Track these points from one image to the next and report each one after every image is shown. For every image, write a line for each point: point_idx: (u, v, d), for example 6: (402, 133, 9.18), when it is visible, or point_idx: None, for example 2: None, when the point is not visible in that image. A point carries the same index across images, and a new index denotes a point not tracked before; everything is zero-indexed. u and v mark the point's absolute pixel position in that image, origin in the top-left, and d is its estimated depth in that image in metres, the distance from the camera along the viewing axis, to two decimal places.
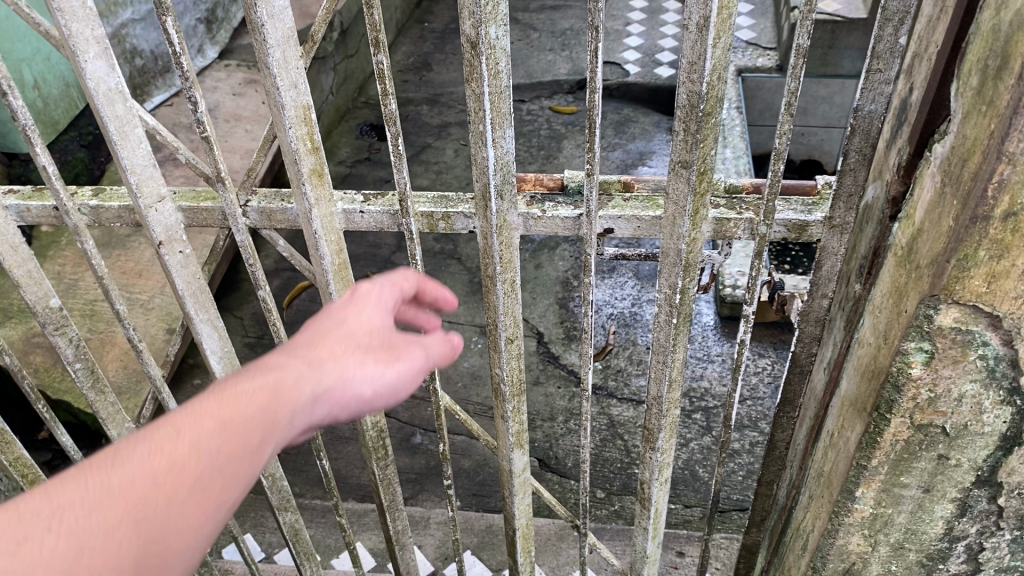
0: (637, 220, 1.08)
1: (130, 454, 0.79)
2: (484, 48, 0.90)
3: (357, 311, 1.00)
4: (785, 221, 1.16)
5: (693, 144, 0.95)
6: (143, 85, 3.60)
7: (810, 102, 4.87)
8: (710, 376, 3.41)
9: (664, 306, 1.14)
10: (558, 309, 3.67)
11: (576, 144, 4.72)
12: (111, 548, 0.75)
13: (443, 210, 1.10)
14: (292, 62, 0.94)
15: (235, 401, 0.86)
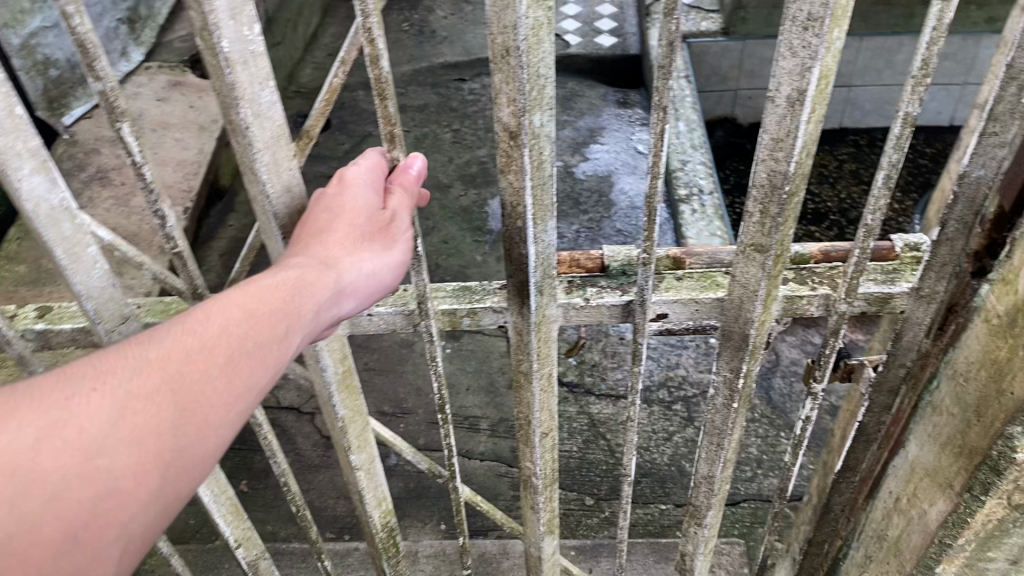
0: (692, 301, 1.29)
1: (167, 337, 1.02)
2: (524, 136, 1.07)
3: (352, 194, 1.18)
4: (870, 293, 1.23)
5: (774, 227, 1.13)
6: (61, 96, 3.30)
7: (756, 63, 4.77)
8: (686, 363, 3.30)
9: (724, 391, 1.36)
10: None
11: None
12: (153, 410, 0.97)
13: (469, 306, 1.34)
14: (283, 167, 1.25)
15: (258, 295, 1.08)
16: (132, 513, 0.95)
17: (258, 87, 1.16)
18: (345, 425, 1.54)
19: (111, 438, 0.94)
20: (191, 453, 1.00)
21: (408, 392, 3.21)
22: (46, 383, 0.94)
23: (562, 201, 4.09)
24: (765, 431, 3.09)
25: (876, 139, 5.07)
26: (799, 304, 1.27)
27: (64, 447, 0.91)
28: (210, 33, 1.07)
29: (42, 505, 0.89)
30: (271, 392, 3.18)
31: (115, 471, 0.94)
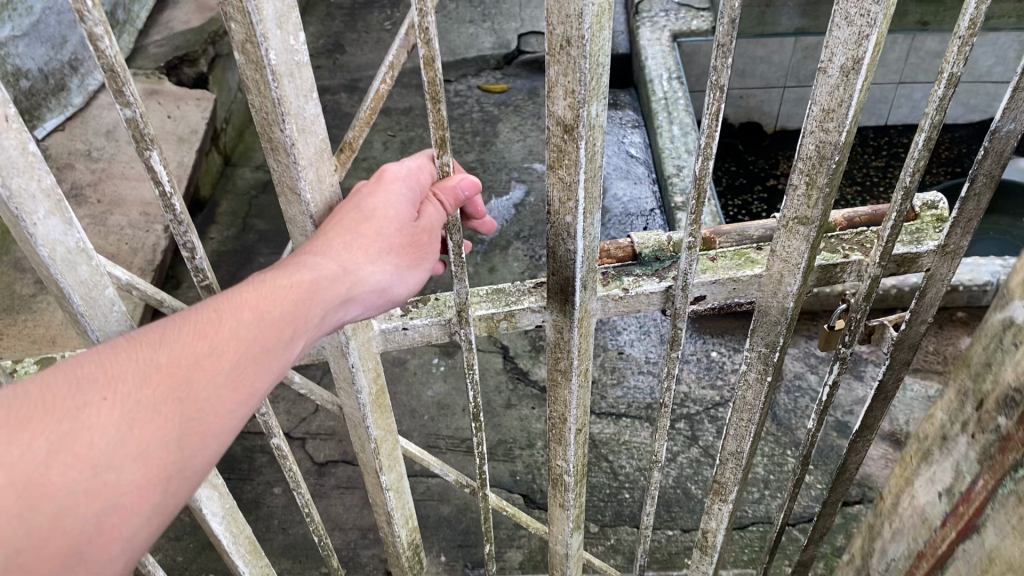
0: (732, 280, 1.37)
1: (176, 339, 0.97)
2: (581, 129, 1.11)
3: (386, 199, 1.16)
4: (898, 253, 1.39)
5: (819, 198, 1.22)
6: (33, 108, 3.11)
7: (747, 63, 4.68)
8: (688, 379, 3.22)
9: (756, 364, 1.50)
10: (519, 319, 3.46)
11: (512, 127, 4.42)
12: (161, 421, 0.93)
13: (507, 309, 1.43)
14: (324, 180, 1.20)
15: (269, 297, 1.05)
16: (134, 527, 0.92)
17: (302, 99, 1.11)
18: (378, 447, 1.63)
19: (120, 451, 0.89)
20: (192, 465, 0.97)
21: (403, 414, 3.10)
22: (52, 387, 0.89)
23: None
24: (771, 449, 3.01)
25: (867, 138, 4.98)
26: (834, 270, 1.40)
27: (73, 460, 0.86)
28: (257, 45, 1.02)
29: (48, 523, 0.84)
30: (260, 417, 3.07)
31: (122, 485, 0.90)
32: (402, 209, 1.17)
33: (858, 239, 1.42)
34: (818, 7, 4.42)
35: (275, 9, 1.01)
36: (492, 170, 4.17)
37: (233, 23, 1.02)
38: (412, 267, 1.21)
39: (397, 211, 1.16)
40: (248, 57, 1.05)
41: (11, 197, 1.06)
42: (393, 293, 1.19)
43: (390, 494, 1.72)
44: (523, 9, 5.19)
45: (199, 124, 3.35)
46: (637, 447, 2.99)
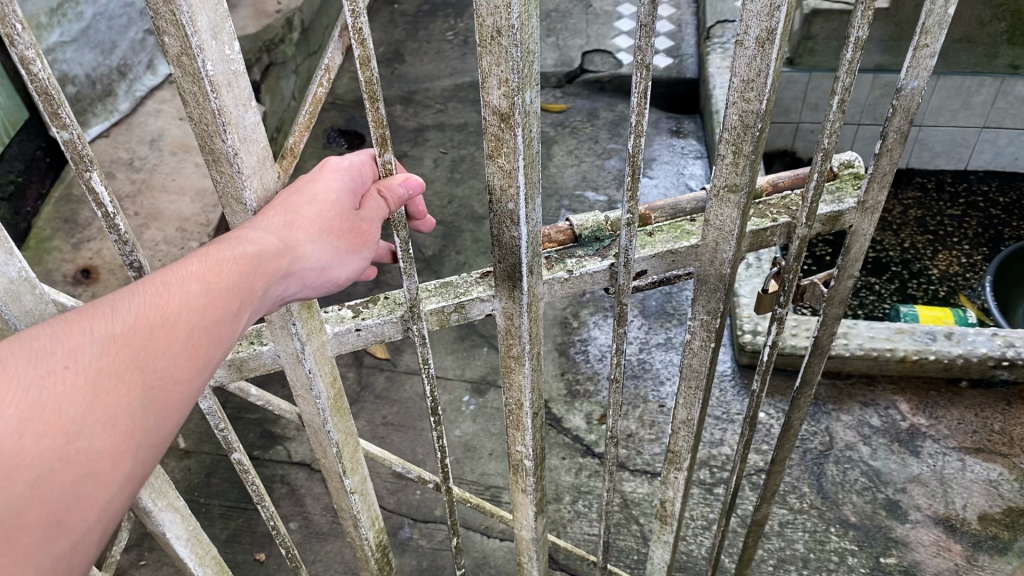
0: (670, 252, 1.43)
1: (127, 311, 1.00)
2: (517, 115, 1.15)
3: (325, 183, 1.15)
4: (824, 213, 1.48)
5: (744, 167, 1.26)
6: (79, 114, 3.08)
7: (821, 97, 4.45)
8: (730, 441, 3.07)
9: (701, 333, 1.54)
10: (558, 360, 3.34)
11: (567, 151, 4.31)
12: (122, 389, 0.97)
13: (458, 301, 1.47)
14: (267, 182, 1.18)
15: (216, 267, 1.06)
16: (108, 494, 0.96)
17: (241, 107, 1.08)
18: (342, 450, 1.65)
19: (85, 418, 0.94)
20: (157, 433, 1.01)
21: (427, 453, 2.99)
22: (6, 364, 0.92)
23: None
24: (811, 525, 2.84)
25: (944, 183, 4.71)
26: (764, 234, 1.49)
27: (41, 431, 0.90)
28: (193, 57, 1.00)
29: (25, 494, 0.88)
30: (280, 445, 3.00)
31: (92, 453, 0.94)
32: (344, 189, 1.17)
33: (785, 204, 1.51)
34: (901, 44, 4.17)
35: (210, 20, 0.99)
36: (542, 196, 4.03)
37: (166, 37, 1.00)
38: (351, 253, 1.20)
39: (338, 190, 1.16)
40: (183, 69, 1.02)
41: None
42: (339, 274, 1.20)
43: (356, 497, 1.73)
44: (589, 26, 5.08)
45: None
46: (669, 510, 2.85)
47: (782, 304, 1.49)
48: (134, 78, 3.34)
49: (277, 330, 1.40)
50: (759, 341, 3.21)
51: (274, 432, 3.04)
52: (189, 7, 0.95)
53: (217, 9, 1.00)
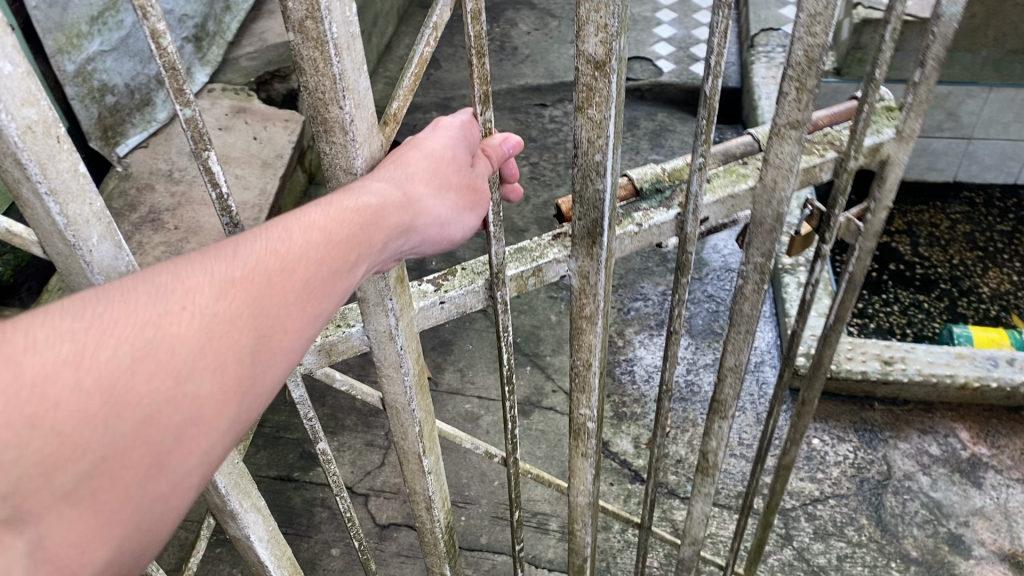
0: (730, 195, 1.42)
1: (249, 251, 0.93)
2: (615, 61, 1.08)
3: (443, 140, 1.13)
4: (866, 145, 1.40)
5: (806, 103, 1.13)
6: (118, 124, 3.03)
7: None
8: None
9: (754, 278, 1.38)
10: (603, 380, 3.24)
11: None
12: (237, 332, 0.90)
13: (537, 266, 1.40)
14: (373, 144, 1.13)
15: (338, 215, 1.00)
16: (211, 441, 0.89)
17: (357, 72, 1.05)
18: (422, 431, 1.57)
19: (200, 361, 0.86)
20: (263, 384, 0.94)
21: (472, 477, 2.90)
22: (124, 293, 0.85)
23: (649, 256, 3.73)
24: (872, 559, 2.73)
25: (993, 198, 4.59)
26: (813, 171, 1.45)
27: (154, 371, 0.83)
28: (320, 19, 0.97)
29: (133, 432, 0.82)
30: (321, 466, 2.92)
31: (201, 397, 0.87)
32: (460, 150, 1.14)
33: (828, 142, 1.48)
34: (953, 55, 4.05)
35: None
36: None
37: (288, 1, 0.96)
38: (468, 210, 1.17)
39: (455, 151, 1.14)
40: (305, 35, 0.99)
41: (66, 223, 1.01)
42: (448, 234, 1.15)
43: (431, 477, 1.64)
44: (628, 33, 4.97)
45: (284, 148, 3.21)
46: (722, 541, 2.77)
47: (829, 240, 1.42)
48: (173, 88, 3.27)
49: (372, 309, 1.32)
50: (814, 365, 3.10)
51: (314, 452, 2.96)
52: None
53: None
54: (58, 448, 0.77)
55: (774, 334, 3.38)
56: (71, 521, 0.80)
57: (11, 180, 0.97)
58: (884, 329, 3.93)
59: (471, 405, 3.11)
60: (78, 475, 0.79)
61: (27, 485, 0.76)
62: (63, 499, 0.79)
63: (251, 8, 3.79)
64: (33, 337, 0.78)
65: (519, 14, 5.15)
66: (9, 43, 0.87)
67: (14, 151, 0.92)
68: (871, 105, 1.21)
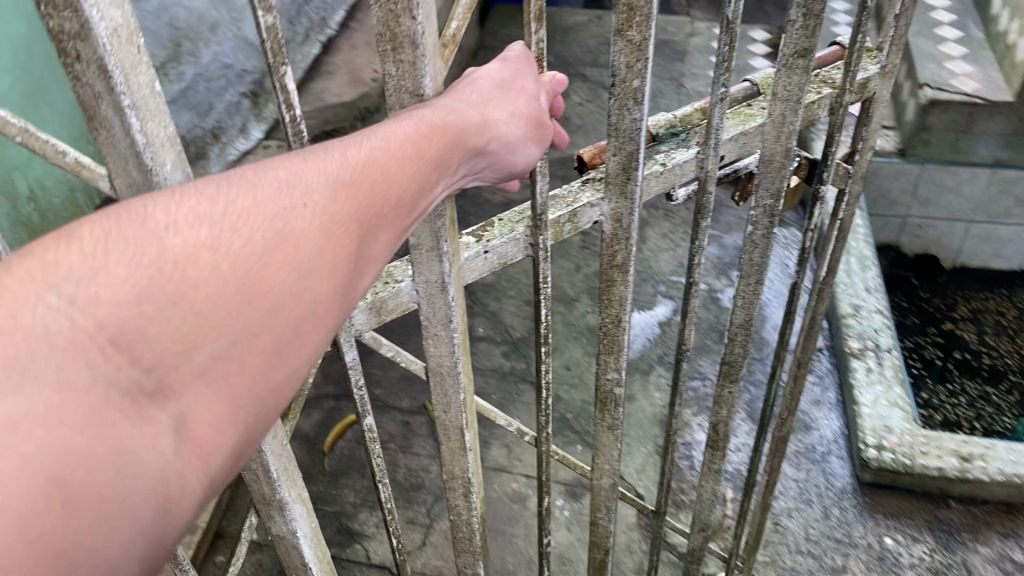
0: (742, 133, 1.54)
1: (352, 158, 0.96)
2: None
3: (518, 74, 1.16)
4: (860, 80, 1.61)
5: (813, 24, 1.27)
6: None
7: (933, 191, 4.18)
8: (855, 568, 2.75)
9: (762, 222, 1.55)
10: (660, 464, 3.05)
11: (661, 233, 3.99)
12: (342, 234, 0.94)
13: (572, 211, 1.40)
14: (438, 65, 1.14)
15: (429, 137, 1.03)
16: (319, 334, 0.93)
17: None
18: (464, 400, 1.49)
19: (316, 255, 0.90)
20: (357, 286, 0.98)
21: (518, 564, 2.72)
22: (246, 187, 0.87)
23: (706, 333, 3.55)
24: None
25: None
26: (812, 108, 1.61)
27: (279, 262, 0.87)
28: None
29: (258, 317, 0.86)
30: (359, 543, 2.74)
31: (318, 291, 0.91)
32: (529, 87, 1.17)
33: (822, 80, 1.65)
34: None
35: None
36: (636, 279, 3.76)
37: None
38: (535, 140, 1.19)
39: (526, 86, 1.16)
40: None
41: (146, 144, 1.02)
42: (516, 160, 1.17)
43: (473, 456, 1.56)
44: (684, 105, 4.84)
45: None
46: None
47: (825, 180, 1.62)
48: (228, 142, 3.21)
49: (424, 256, 1.30)
50: (886, 458, 2.90)
51: (352, 527, 2.78)
52: None
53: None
54: (195, 325, 0.81)
55: (842, 423, 3.18)
56: (208, 396, 0.83)
57: (90, 95, 0.97)
58: (950, 421, 3.72)
59: (518, 484, 2.93)
60: (214, 351, 0.82)
61: (170, 357, 0.79)
62: (201, 374, 0.82)
63: (310, 66, 3.73)
64: (172, 217, 0.82)
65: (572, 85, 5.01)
66: None
67: (101, 53, 0.93)
68: (861, 44, 1.39)
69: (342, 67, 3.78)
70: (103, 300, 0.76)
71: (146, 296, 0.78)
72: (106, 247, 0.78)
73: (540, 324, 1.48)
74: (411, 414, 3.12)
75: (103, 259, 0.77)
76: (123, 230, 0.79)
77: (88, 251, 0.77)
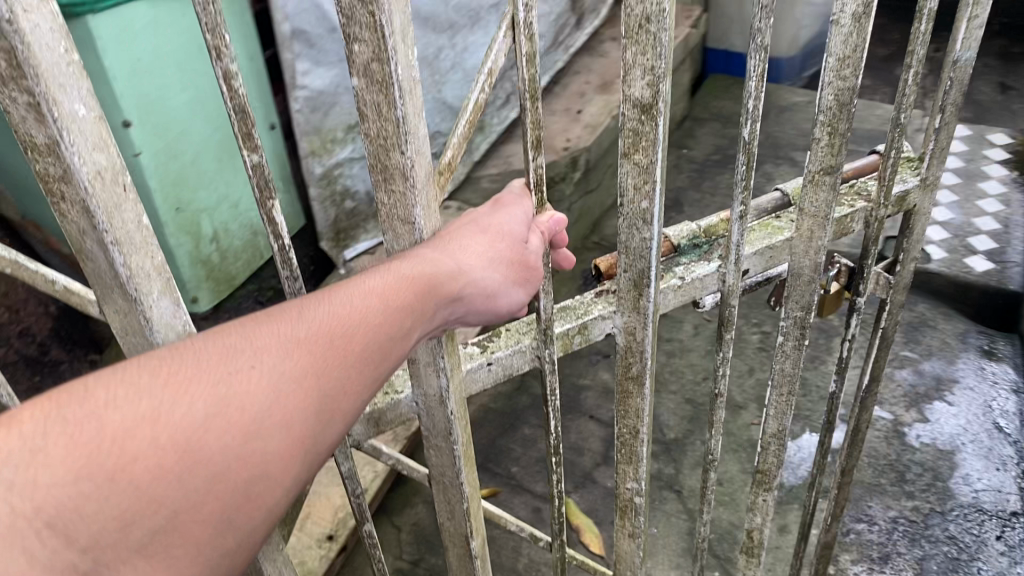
0: (769, 247, 1.49)
1: (307, 319, 0.98)
2: (662, 103, 1.17)
3: (502, 217, 1.19)
4: (898, 193, 1.56)
5: (836, 144, 1.33)
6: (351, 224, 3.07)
7: None
8: None
9: (793, 333, 1.57)
10: None
11: (850, 346, 3.68)
12: (297, 394, 0.94)
13: (579, 323, 1.40)
14: (430, 201, 1.15)
15: (395, 287, 1.06)
16: (274, 496, 0.93)
17: (419, 119, 1.08)
18: (469, 508, 1.45)
19: (267, 415, 0.91)
20: (320, 443, 0.98)
21: None
22: (189, 354, 0.90)
23: (883, 470, 3.18)
24: None
25: None
26: (846, 222, 1.53)
27: (225, 428, 0.88)
28: (387, 60, 1.00)
29: (202, 488, 0.86)
30: None
31: (267, 453, 0.91)
32: (512, 228, 1.19)
33: (855, 192, 1.57)
34: None
35: (402, 23, 1.00)
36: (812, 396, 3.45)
37: (357, 45, 1.01)
38: (519, 283, 1.20)
39: (509, 227, 1.19)
40: (370, 78, 1.03)
41: (128, 274, 1.03)
42: (496, 302, 1.18)
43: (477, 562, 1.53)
44: None
45: None
46: None
47: (863, 294, 1.60)
48: None
49: (423, 369, 1.28)
50: None
51: None
52: (390, 9, 0.97)
53: (406, 14, 1.01)
54: (135, 500, 0.81)
55: None
56: (148, 572, 0.83)
57: (76, 232, 1.01)
58: None
59: None
60: (152, 527, 0.82)
61: (107, 537, 0.79)
62: (139, 552, 0.82)
63: (507, 129, 3.74)
64: (113, 394, 0.83)
65: (778, 167, 4.69)
66: (84, 86, 0.92)
67: (82, 196, 0.95)
68: (893, 156, 1.41)
69: (537, 133, 3.77)
70: (41, 483, 0.76)
71: (83, 475, 0.78)
72: (43, 429, 0.78)
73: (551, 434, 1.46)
74: (544, 501, 2.97)
75: (40, 441, 0.78)
76: (62, 410, 0.80)
77: (26, 434, 0.77)
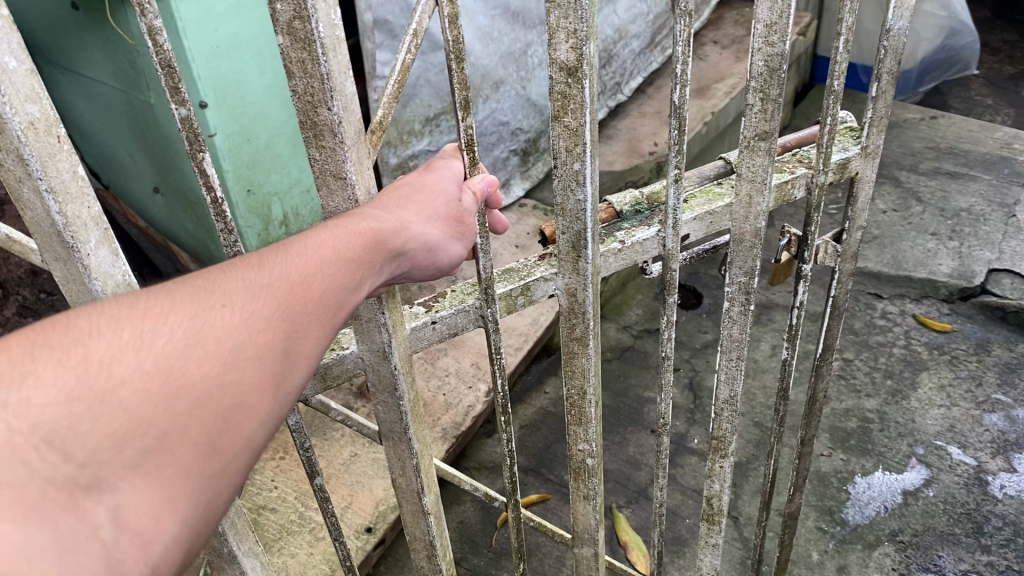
0: (709, 212, 1.42)
1: (268, 265, 0.96)
2: (585, 66, 1.14)
3: (436, 179, 1.18)
4: (837, 161, 1.45)
5: (772, 109, 1.26)
6: None
7: None
8: None
9: (739, 300, 1.48)
10: None
11: (937, 382, 3.47)
12: (269, 332, 0.93)
13: (521, 285, 1.38)
14: (363, 161, 1.16)
15: (347, 238, 1.04)
16: (257, 425, 0.91)
17: (347, 78, 1.10)
18: (420, 466, 1.45)
19: (241, 348, 0.89)
20: (292, 381, 0.96)
21: None
22: (162, 292, 0.88)
23: (959, 518, 2.97)
24: None
25: None
26: (787, 189, 1.44)
27: (203, 356, 0.86)
28: (307, 17, 1.02)
29: (188, 412, 0.84)
30: None
31: (245, 385, 0.89)
32: (449, 186, 1.18)
33: (797, 160, 1.48)
34: None
35: None
36: (890, 433, 3.28)
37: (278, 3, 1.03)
38: (456, 239, 1.19)
39: (446, 186, 1.18)
40: (294, 36, 1.05)
41: (65, 223, 1.09)
42: (440, 257, 1.17)
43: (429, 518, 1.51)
44: (1006, 239, 4.04)
45: None
46: None
47: (807, 260, 1.49)
48: None
49: (367, 327, 1.28)
50: None
51: None
52: None
53: None
54: (124, 420, 0.79)
55: None
56: (143, 490, 0.80)
57: (13, 180, 1.07)
58: None
59: None
60: (144, 448, 0.80)
61: (102, 454, 0.77)
62: (134, 469, 0.79)
63: None
64: (93, 326, 0.82)
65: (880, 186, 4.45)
66: (14, 40, 0.98)
67: (16, 144, 1.01)
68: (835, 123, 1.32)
69: (623, 135, 3.66)
70: (32, 402, 0.75)
71: (72, 397, 0.77)
72: (29, 354, 0.77)
73: (498, 392, 1.45)
74: None
75: (25, 365, 0.76)
76: (45, 339, 0.79)
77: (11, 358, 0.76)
